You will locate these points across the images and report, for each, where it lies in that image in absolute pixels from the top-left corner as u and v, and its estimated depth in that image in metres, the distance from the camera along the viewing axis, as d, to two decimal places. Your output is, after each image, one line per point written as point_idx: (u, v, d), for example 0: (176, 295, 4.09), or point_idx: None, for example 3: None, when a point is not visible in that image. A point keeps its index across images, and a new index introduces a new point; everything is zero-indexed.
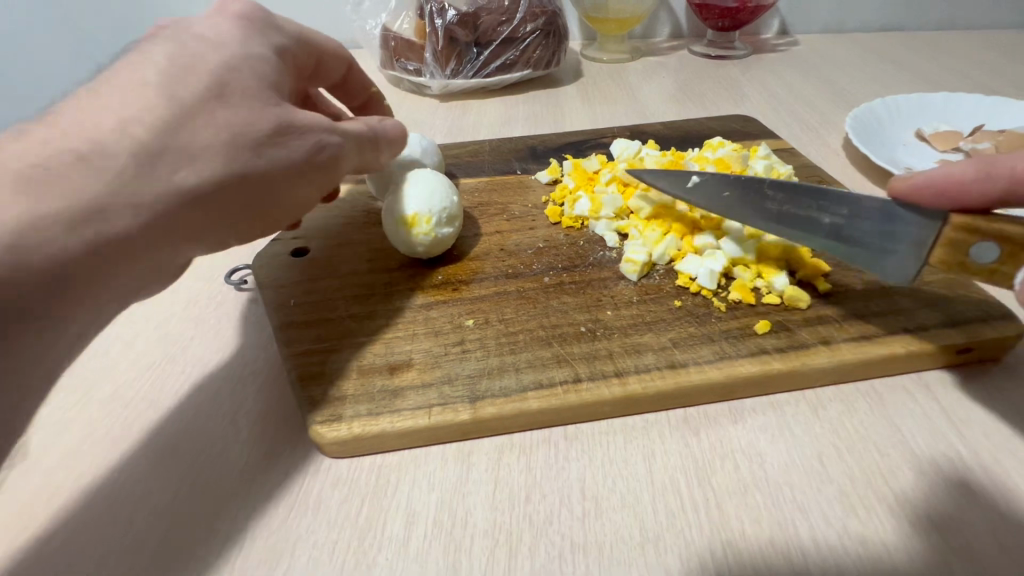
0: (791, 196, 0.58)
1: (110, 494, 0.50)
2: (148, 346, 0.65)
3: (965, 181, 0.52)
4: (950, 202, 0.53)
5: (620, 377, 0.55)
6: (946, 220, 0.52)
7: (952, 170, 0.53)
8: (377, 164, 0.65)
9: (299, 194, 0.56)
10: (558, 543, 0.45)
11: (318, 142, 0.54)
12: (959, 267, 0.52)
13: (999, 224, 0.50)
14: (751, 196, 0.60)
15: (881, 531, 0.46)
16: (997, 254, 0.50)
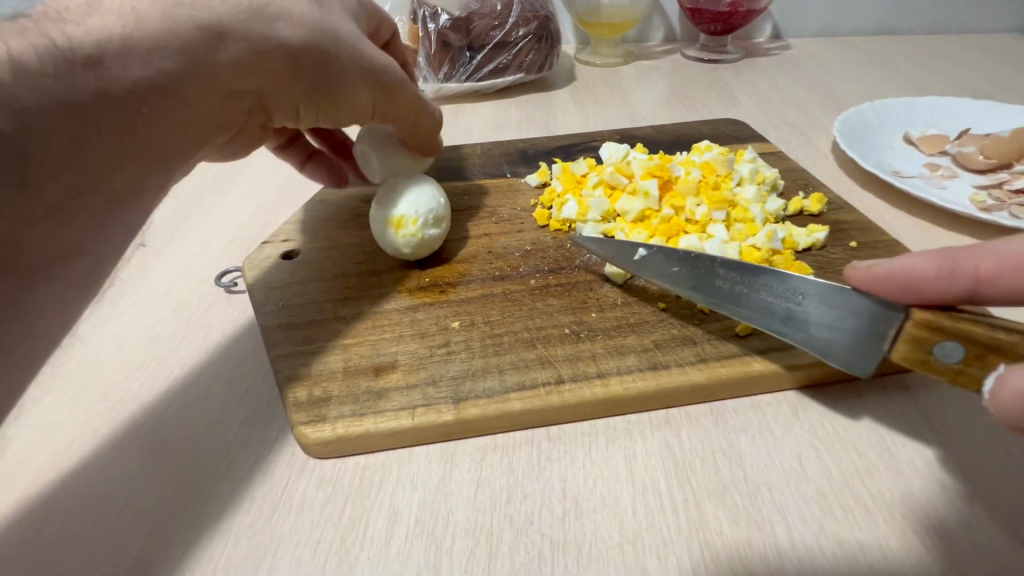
0: (741, 278, 0.57)
1: (95, 493, 0.51)
2: (137, 348, 0.65)
3: (925, 277, 0.46)
4: (914, 298, 0.47)
5: (603, 378, 0.56)
6: (906, 314, 0.48)
7: (909, 262, 0.47)
8: (431, 139, 0.73)
9: (352, 95, 0.61)
10: (538, 542, 0.46)
11: (389, 68, 0.62)
12: (924, 367, 0.47)
13: (963, 325, 0.44)
14: (699, 274, 0.59)
15: (857, 530, 0.46)
16: (962, 355, 0.45)
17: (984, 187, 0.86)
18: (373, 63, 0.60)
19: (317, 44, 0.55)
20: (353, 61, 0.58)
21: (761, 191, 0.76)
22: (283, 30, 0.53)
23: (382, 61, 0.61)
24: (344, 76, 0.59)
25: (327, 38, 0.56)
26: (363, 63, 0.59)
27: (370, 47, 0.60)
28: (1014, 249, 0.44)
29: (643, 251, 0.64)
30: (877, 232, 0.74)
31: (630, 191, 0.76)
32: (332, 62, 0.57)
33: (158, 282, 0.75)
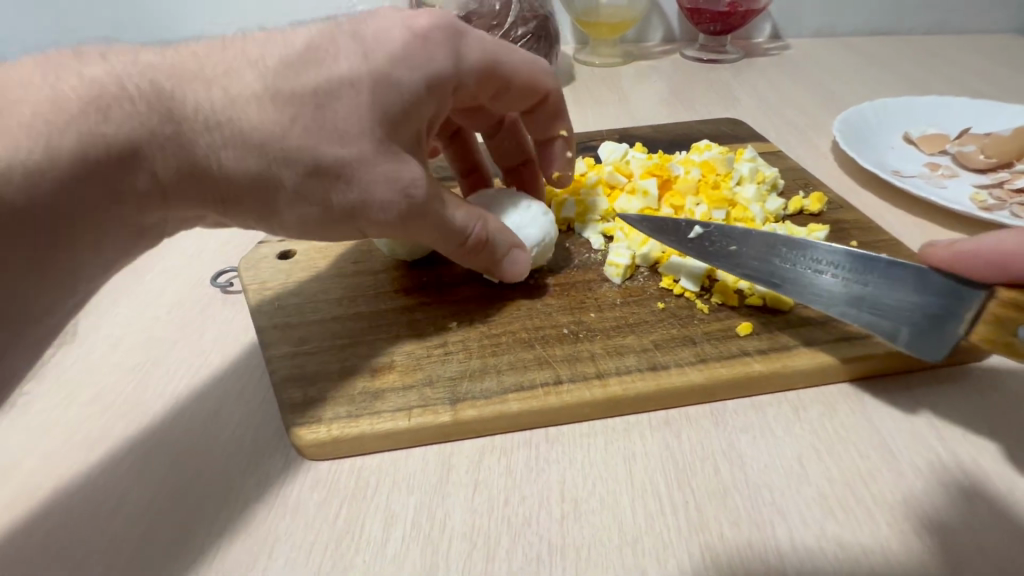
0: (806, 258, 0.58)
1: (87, 497, 0.50)
2: (132, 349, 0.64)
3: (1017, 254, 0.48)
4: (1000, 274, 0.49)
5: (602, 379, 0.56)
6: (992, 293, 0.49)
7: (1002, 241, 0.49)
8: (478, 263, 0.61)
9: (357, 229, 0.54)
10: (535, 545, 0.45)
11: (395, 197, 0.52)
12: (1006, 349, 0.47)
13: None
14: (761, 252, 0.60)
15: (859, 532, 0.46)
16: None
17: (984, 186, 0.85)
18: (366, 197, 0.51)
19: (272, 175, 0.48)
20: (327, 193, 0.50)
21: (761, 190, 0.76)
22: (227, 158, 0.46)
23: (383, 195, 0.52)
24: (322, 213, 0.52)
25: (299, 168, 0.48)
26: (352, 194, 0.51)
27: (373, 168, 0.50)
28: None
29: (698, 229, 0.64)
30: (877, 231, 0.73)
31: (629, 190, 0.75)
32: (293, 190, 0.49)
33: (154, 282, 0.74)
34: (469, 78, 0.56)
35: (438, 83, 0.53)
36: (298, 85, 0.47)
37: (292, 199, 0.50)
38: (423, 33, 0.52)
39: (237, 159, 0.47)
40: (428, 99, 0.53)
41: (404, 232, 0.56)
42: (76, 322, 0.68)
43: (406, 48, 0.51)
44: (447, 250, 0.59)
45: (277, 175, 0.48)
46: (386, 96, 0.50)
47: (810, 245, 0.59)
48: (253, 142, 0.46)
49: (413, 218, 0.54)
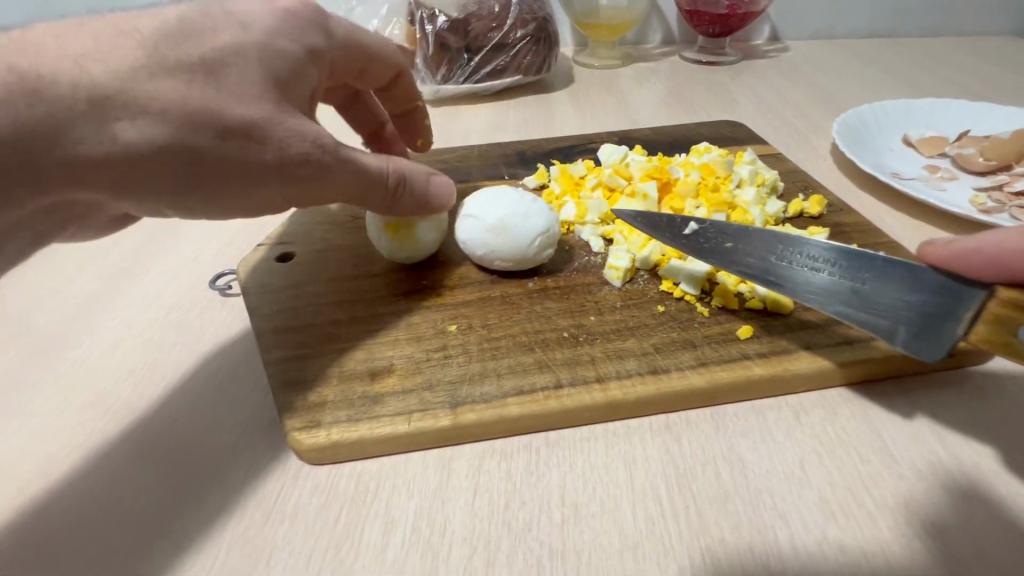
0: (801, 254, 0.58)
1: (84, 502, 0.50)
2: (129, 353, 0.64)
3: (1016, 252, 0.49)
4: (997, 271, 0.50)
5: (602, 383, 0.55)
6: (991, 292, 0.49)
7: (1004, 240, 0.49)
8: (393, 209, 0.62)
9: (266, 196, 0.54)
10: (536, 550, 0.45)
11: (308, 151, 0.53)
12: (1005, 349, 0.47)
13: None
14: (756, 249, 0.60)
15: (861, 537, 0.45)
16: None
17: (984, 189, 0.85)
18: (280, 153, 0.52)
19: (185, 141, 0.47)
20: (246, 154, 0.50)
21: (760, 193, 0.76)
22: (125, 130, 0.45)
23: (296, 146, 0.52)
24: (239, 177, 0.51)
25: (210, 131, 0.48)
26: (268, 154, 0.51)
27: (283, 125, 0.51)
28: None
29: (694, 226, 0.65)
30: (877, 234, 0.73)
31: (629, 194, 0.75)
32: (208, 157, 0.49)
33: (152, 285, 0.74)
34: (337, 50, 0.61)
35: (319, 53, 0.57)
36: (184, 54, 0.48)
37: (208, 167, 0.50)
38: (289, 9, 0.56)
39: (139, 131, 0.46)
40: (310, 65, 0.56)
41: (329, 186, 0.56)
42: (74, 324, 0.68)
43: (277, 23, 0.54)
44: (372, 197, 0.60)
45: (188, 142, 0.47)
46: (271, 59, 0.52)
47: (804, 239, 0.59)
48: (153, 111, 0.46)
49: (331, 169, 0.55)
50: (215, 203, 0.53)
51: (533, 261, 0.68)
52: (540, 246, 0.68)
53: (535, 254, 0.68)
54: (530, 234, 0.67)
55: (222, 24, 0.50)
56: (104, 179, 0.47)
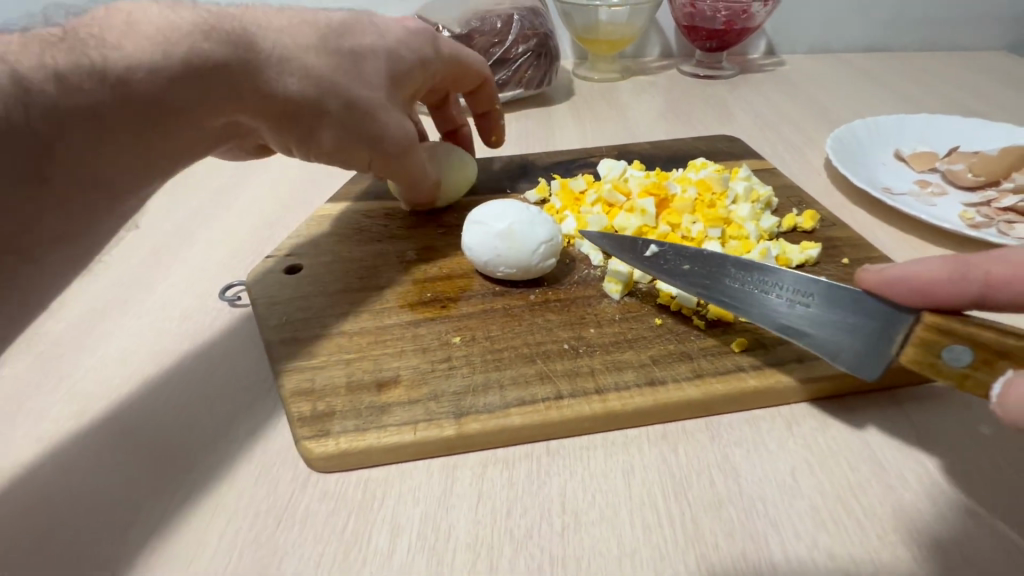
0: (752, 275, 0.60)
1: (98, 510, 0.51)
2: (141, 363, 0.66)
3: (939, 281, 0.50)
4: (924, 300, 0.51)
5: (601, 394, 0.57)
6: (918, 317, 0.50)
7: (926, 267, 0.50)
8: (428, 195, 0.79)
9: (354, 158, 0.67)
10: (537, 556, 0.47)
11: (403, 138, 0.67)
12: (932, 369, 0.49)
13: (972, 329, 0.47)
14: (711, 270, 0.62)
15: (849, 545, 0.47)
16: (970, 358, 0.47)
17: (972, 204, 0.88)
18: (385, 130, 0.65)
19: (320, 100, 0.59)
20: (360, 124, 0.63)
21: (755, 209, 0.78)
22: (290, 84, 0.57)
23: (397, 133, 0.66)
24: (349, 139, 0.64)
25: (340, 101, 0.60)
26: (374, 129, 0.64)
27: (389, 113, 0.65)
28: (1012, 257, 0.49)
29: (655, 249, 0.67)
30: (868, 249, 0.76)
31: (628, 209, 0.77)
32: (334, 117, 0.61)
33: (163, 295, 0.75)
34: (443, 63, 0.75)
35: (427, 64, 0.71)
36: (337, 45, 0.60)
37: (329, 124, 0.62)
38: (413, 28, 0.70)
39: (298, 84, 0.57)
40: (418, 70, 0.69)
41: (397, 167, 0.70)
42: (88, 333, 0.69)
43: (404, 37, 0.68)
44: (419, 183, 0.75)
45: (325, 104, 0.60)
46: (396, 62, 0.66)
47: (755, 262, 0.62)
48: (304, 69, 0.57)
49: (411, 155, 0.70)
50: (324, 154, 0.65)
51: (538, 270, 0.70)
52: (545, 254, 0.70)
53: (540, 263, 0.70)
54: (534, 244, 0.70)
55: (367, 29, 0.64)
56: (254, 114, 0.58)
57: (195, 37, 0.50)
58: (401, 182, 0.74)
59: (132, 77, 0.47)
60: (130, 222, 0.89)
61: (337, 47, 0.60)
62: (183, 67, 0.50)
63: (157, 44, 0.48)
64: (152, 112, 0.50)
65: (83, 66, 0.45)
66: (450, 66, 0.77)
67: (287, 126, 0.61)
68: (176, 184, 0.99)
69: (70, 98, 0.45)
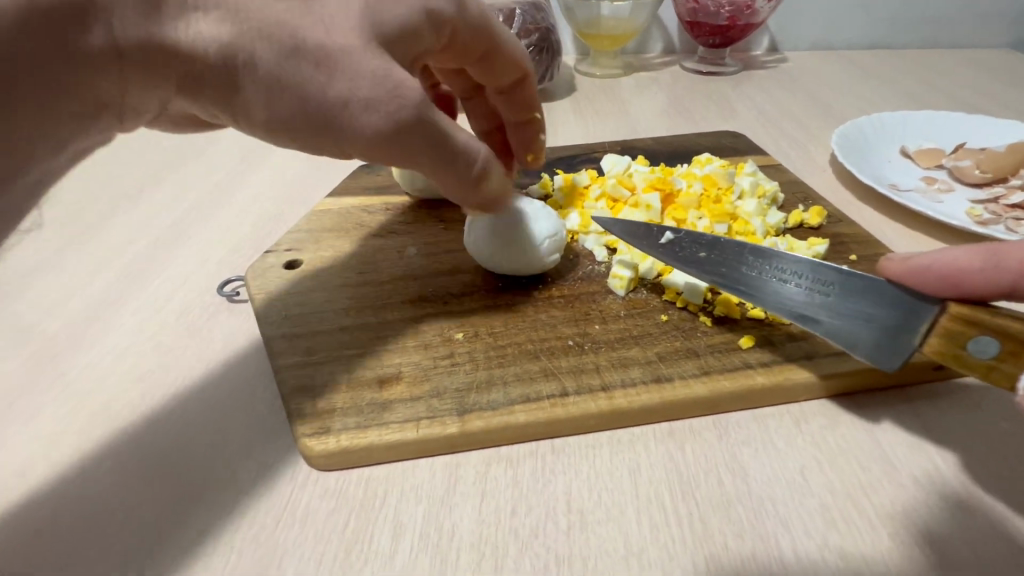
0: (769, 263, 0.60)
1: (94, 509, 0.50)
2: (138, 358, 0.64)
3: (967, 270, 0.50)
4: (951, 289, 0.51)
5: (607, 391, 0.56)
6: (943, 308, 0.50)
7: (952, 256, 0.51)
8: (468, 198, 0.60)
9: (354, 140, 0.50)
10: (543, 556, 0.46)
11: (389, 100, 0.49)
12: (955, 360, 0.49)
13: (999, 320, 0.47)
14: (726, 259, 0.62)
15: (861, 544, 0.46)
16: (997, 351, 0.48)
17: (979, 201, 0.87)
18: (355, 88, 0.48)
19: (241, 48, 0.44)
20: (310, 81, 0.47)
21: (761, 204, 0.77)
22: (199, 24, 0.43)
23: (371, 91, 0.48)
24: (304, 104, 0.47)
25: (273, 46, 0.45)
26: (345, 89, 0.48)
27: (359, 64, 0.47)
28: None
29: (667, 236, 0.66)
30: (875, 245, 0.75)
31: (632, 205, 0.76)
32: (267, 71, 0.46)
33: (160, 291, 0.74)
34: (466, 22, 0.59)
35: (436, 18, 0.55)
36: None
37: (264, 83, 0.46)
38: None
39: (209, 27, 0.43)
40: (424, 26, 0.54)
41: (406, 145, 0.51)
42: (82, 330, 0.68)
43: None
44: (446, 168, 0.55)
45: (249, 50, 0.44)
46: (383, 10, 0.51)
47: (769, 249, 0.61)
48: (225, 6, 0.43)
49: (418, 127, 0.51)
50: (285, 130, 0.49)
51: (543, 266, 0.70)
52: (550, 249, 0.70)
53: (546, 257, 0.70)
54: (540, 237, 0.69)
55: None
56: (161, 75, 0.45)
57: None
58: (431, 175, 0.56)
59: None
60: (125, 218, 0.88)
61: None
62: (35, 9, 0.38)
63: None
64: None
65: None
66: (483, 34, 0.61)
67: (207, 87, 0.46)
68: (172, 179, 0.98)
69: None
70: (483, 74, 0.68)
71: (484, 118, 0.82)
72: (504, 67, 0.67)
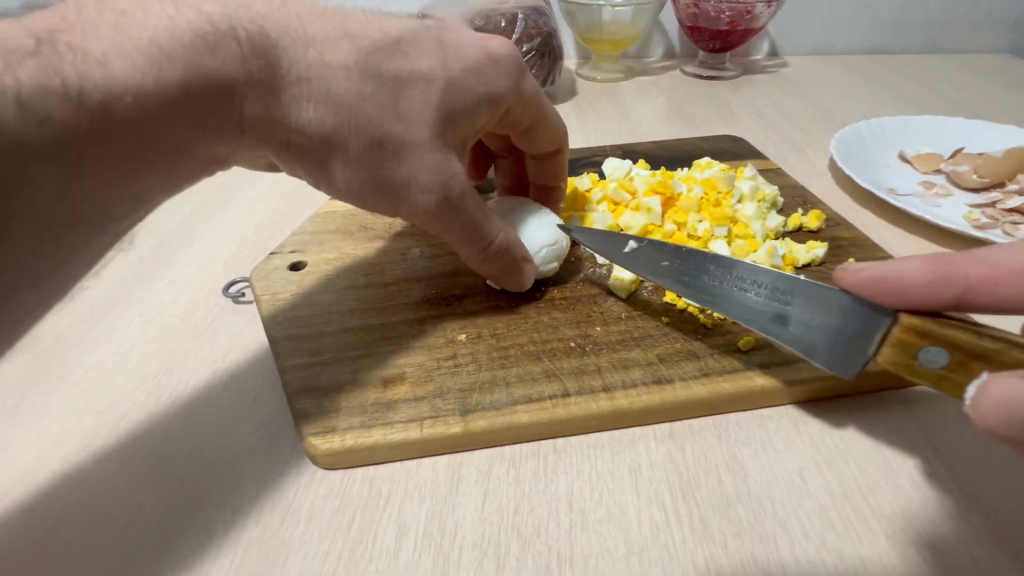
0: (729, 272, 0.60)
1: (101, 507, 0.51)
2: (144, 359, 0.65)
3: (919, 283, 0.50)
4: (901, 302, 0.51)
5: (608, 392, 0.57)
6: (895, 318, 0.50)
7: (907, 268, 0.50)
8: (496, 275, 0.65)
9: (407, 213, 0.58)
10: (545, 555, 0.46)
11: (436, 187, 0.56)
12: (908, 370, 0.49)
13: (947, 330, 0.47)
14: (688, 266, 0.62)
15: (858, 545, 0.47)
16: (946, 360, 0.48)
17: (977, 206, 0.88)
18: (416, 175, 0.55)
19: (333, 135, 0.53)
20: (381, 166, 0.55)
21: (761, 208, 0.78)
22: (306, 112, 0.52)
23: (426, 180, 0.56)
24: (370, 182, 0.56)
25: (361, 140, 0.53)
26: (405, 174, 0.55)
27: (422, 155, 0.55)
28: (989, 258, 0.49)
29: (633, 243, 0.67)
30: (873, 249, 0.76)
31: (634, 208, 0.77)
32: (349, 155, 0.54)
33: (165, 291, 0.75)
34: (518, 102, 0.63)
35: (497, 100, 0.60)
36: (384, 68, 0.53)
37: (346, 162, 0.55)
38: (496, 53, 0.60)
39: (313, 114, 0.52)
40: (483, 110, 0.59)
41: (449, 221, 0.59)
42: (89, 331, 0.69)
43: (481, 64, 0.58)
44: (480, 242, 0.61)
45: (343, 139, 0.53)
46: (453, 97, 0.56)
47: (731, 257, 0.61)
48: (331, 96, 0.52)
49: (455, 210, 0.58)
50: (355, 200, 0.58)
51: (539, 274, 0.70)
52: (548, 257, 0.70)
53: (540, 267, 0.70)
54: (535, 247, 0.69)
55: (426, 52, 0.56)
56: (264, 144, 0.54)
57: (199, 52, 0.47)
58: (463, 246, 0.61)
59: (118, 103, 0.44)
60: None
61: (379, 71, 0.53)
62: (183, 91, 0.47)
63: (150, 60, 0.45)
64: (136, 138, 0.46)
65: (52, 86, 0.42)
66: (529, 109, 0.65)
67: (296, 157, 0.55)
68: None
69: (35, 127, 0.42)
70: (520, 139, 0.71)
71: (511, 179, 0.82)
72: (541, 137, 0.70)
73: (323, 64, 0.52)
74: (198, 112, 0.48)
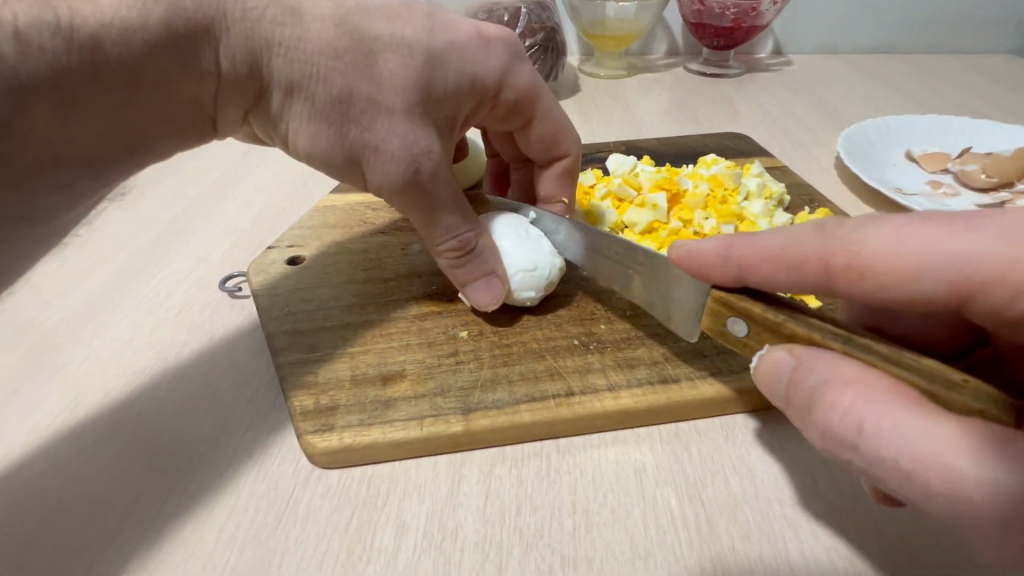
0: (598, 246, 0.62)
1: (93, 503, 0.49)
2: (138, 353, 0.64)
3: (711, 262, 0.48)
4: (703, 279, 0.49)
5: (613, 391, 0.56)
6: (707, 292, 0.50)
7: (707, 247, 0.48)
8: (460, 269, 0.62)
9: (371, 175, 0.55)
10: (548, 557, 0.45)
11: (406, 160, 0.54)
12: (719, 337, 0.50)
13: (745, 306, 0.47)
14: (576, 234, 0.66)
15: (868, 550, 0.46)
16: (747, 330, 0.48)
17: (986, 206, 0.86)
18: (380, 139, 0.53)
19: (301, 83, 0.51)
20: (348, 129, 0.53)
21: (768, 205, 0.77)
22: (276, 60, 0.50)
23: (395, 150, 0.53)
24: (334, 140, 0.53)
25: (331, 95, 0.51)
26: (373, 138, 0.53)
27: (391, 125, 0.53)
28: (773, 240, 0.46)
29: (533, 214, 0.72)
30: None
31: (638, 204, 0.76)
32: (320, 105, 0.52)
33: (162, 284, 0.73)
34: (507, 87, 0.62)
35: (480, 83, 0.59)
36: (365, 31, 0.52)
37: (316, 115, 0.53)
38: (487, 37, 0.60)
39: (282, 62, 0.50)
40: (464, 91, 0.58)
41: (411, 194, 0.56)
42: (86, 323, 0.67)
43: (467, 44, 0.58)
44: (443, 221, 0.58)
45: (309, 88, 0.51)
46: (436, 73, 0.55)
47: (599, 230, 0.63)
48: (304, 52, 0.50)
49: (424, 188, 0.56)
50: (313, 154, 0.55)
51: (511, 298, 0.64)
52: (523, 283, 0.64)
53: (518, 292, 0.64)
54: (511, 270, 0.64)
55: (411, 23, 0.54)
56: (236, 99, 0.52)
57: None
58: (424, 223, 0.59)
59: (104, 38, 0.44)
60: (128, 211, 0.87)
61: (358, 31, 0.52)
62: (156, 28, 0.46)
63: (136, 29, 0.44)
64: (119, 76, 0.46)
65: (46, 19, 0.43)
66: (524, 99, 0.65)
67: (270, 111, 0.54)
68: (174, 172, 0.97)
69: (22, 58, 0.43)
70: (523, 139, 0.71)
71: (523, 192, 0.81)
72: (542, 138, 0.70)
73: (302, 26, 0.50)
74: (169, 50, 0.47)
